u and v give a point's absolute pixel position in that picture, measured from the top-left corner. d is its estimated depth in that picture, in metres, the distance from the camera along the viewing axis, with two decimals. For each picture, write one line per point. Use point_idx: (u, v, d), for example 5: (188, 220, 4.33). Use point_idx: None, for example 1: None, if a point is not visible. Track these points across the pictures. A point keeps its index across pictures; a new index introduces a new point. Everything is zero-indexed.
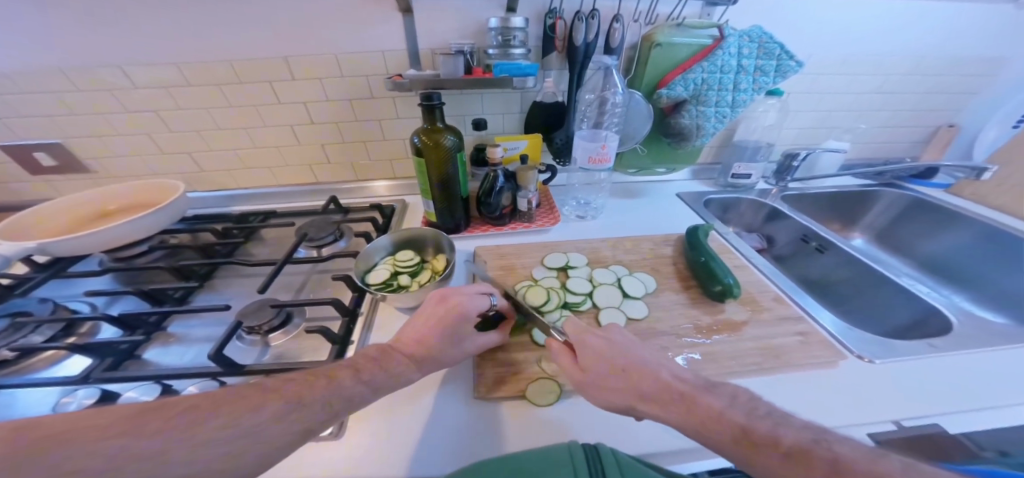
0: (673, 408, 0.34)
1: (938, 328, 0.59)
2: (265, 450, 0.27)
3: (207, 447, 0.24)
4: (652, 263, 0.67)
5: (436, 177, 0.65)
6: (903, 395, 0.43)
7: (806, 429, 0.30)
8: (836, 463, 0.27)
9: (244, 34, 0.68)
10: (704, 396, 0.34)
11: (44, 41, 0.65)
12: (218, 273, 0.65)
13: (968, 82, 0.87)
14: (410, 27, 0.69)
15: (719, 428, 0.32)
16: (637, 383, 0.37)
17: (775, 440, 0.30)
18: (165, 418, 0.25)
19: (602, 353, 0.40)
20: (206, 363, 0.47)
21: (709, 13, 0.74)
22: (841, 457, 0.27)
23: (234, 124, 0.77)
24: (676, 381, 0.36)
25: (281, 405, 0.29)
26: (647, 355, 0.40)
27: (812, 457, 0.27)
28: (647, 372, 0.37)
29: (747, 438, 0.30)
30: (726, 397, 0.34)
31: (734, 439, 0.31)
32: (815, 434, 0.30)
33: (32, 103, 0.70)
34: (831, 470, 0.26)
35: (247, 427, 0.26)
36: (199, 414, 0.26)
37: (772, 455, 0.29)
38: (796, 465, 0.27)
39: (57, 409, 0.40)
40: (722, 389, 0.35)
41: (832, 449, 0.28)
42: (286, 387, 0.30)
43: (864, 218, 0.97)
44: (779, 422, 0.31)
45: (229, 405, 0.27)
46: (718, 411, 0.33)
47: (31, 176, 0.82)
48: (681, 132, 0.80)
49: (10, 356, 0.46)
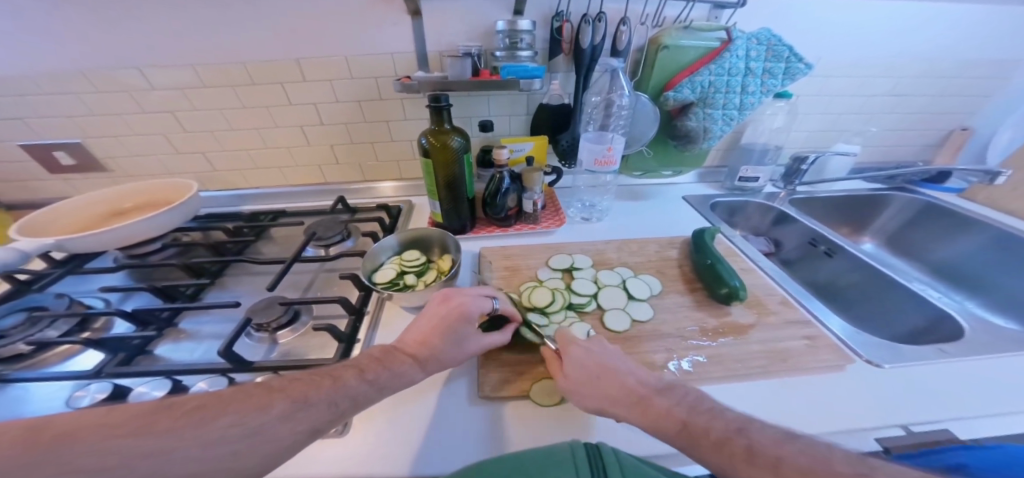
0: (632, 409, 0.36)
1: (949, 334, 0.58)
2: (272, 449, 0.27)
3: (215, 445, 0.25)
4: (658, 265, 0.67)
5: (443, 178, 0.66)
6: (912, 401, 0.42)
7: (736, 418, 0.33)
8: (750, 447, 0.30)
9: (256, 35, 0.69)
10: (656, 397, 0.36)
11: (66, 43, 0.67)
12: (229, 271, 0.66)
13: (981, 84, 0.86)
14: (418, 30, 0.70)
15: (666, 425, 0.34)
16: (604, 387, 0.38)
17: (707, 430, 0.32)
18: (175, 416, 0.25)
19: (577, 359, 0.42)
20: (215, 359, 0.48)
21: (716, 15, 0.74)
22: (755, 444, 0.30)
23: (245, 125, 0.79)
24: (637, 384, 0.38)
25: (287, 404, 0.29)
26: (618, 362, 0.41)
27: (733, 445, 0.30)
28: (613, 376, 0.39)
29: (687, 431, 0.33)
30: (677, 396, 0.36)
31: (677, 433, 0.33)
32: (741, 423, 0.32)
33: (52, 104, 0.72)
34: (746, 455, 0.29)
35: (254, 427, 0.27)
36: (208, 412, 0.26)
37: (706, 444, 0.32)
38: (723, 452, 0.30)
39: (69, 402, 0.41)
40: (674, 389, 0.37)
41: (749, 438, 0.30)
42: (292, 387, 0.31)
43: (875, 221, 0.95)
44: (714, 415, 0.34)
45: (237, 403, 0.28)
46: (669, 409, 0.35)
47: (50, 175, 0.84)
48: (688, 134, 0.79)
49: (27, 350, 0.47)
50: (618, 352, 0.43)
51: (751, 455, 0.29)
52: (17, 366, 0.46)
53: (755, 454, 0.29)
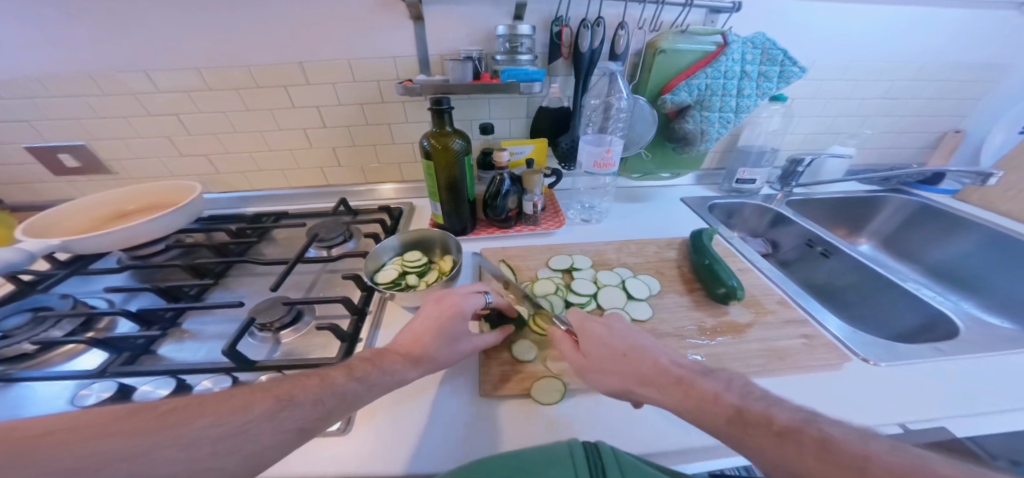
0: (669, 390, 0.35)
1: (944, 333, 0.58)
2: (255, 449, 0.27)
3: (192, 446, 0.25)
4: (657, 265, 0.67)
5: (444, 179, 0.66)
6: (907, 397, 0.43)
7: (800, 410, 0.31)
8: (825, 442, 0.27)
9: (258, 38, 0.70)
10: (699, 379, 0.35)
11: (72, 46, 0.68)
12: (232, 272, 0.66)
13: (973, 88, 0.87)
14: (421, 35, 0.72)
15: (713, 410, 0.32)
16: (633, 366, 0.38)
17: (768, 419, 0.30)
18: (151, 417, 0.26)
19: (603, 339, 0.42)
20: (219, 358, 0.48)
21: (712, 20, 0.76)
22: (828, 437, 0.27)
23: (248, 128, 0.80)
24: (674, 365, 0.37)
25: (271, 403, 0.30)
26: (651, 345, 0.41)
27: (801, 437, 0.28)
28: (646, 355, 0.39)
29: (741, 419, 0.31)
30: (722, 381, 0.35)
31: (728, 421, 0.31)
32: (808, 415, 0.30)
33: (59, 107, 0.73)
34: (818, 451, 0.27)
35: (236, 426, 0.27)
36: (186, 414, 0.26)
37: (764, 436, 0.29)
38: (785, 443, 0.28)
39: (75, 401, 0.42)
40: (719, 374, 0.36)
41: (824, 430, 0.28)
42: (276, 387, 0.31)
43: (871, 222, 0.96)
44: (773, 404, 0.32)
45: (217, 404, 0.28)
46: (715, 394, 0.33)
47: (55, 177, 0.85)
48: (685, 136, 0.80)
49: (32, 350, 0.48)
50: (644, 332, 0.43)
51: (824, 450, 0.26)
52: (21, 366, 0.46)
53: (830, 450, 0.26)
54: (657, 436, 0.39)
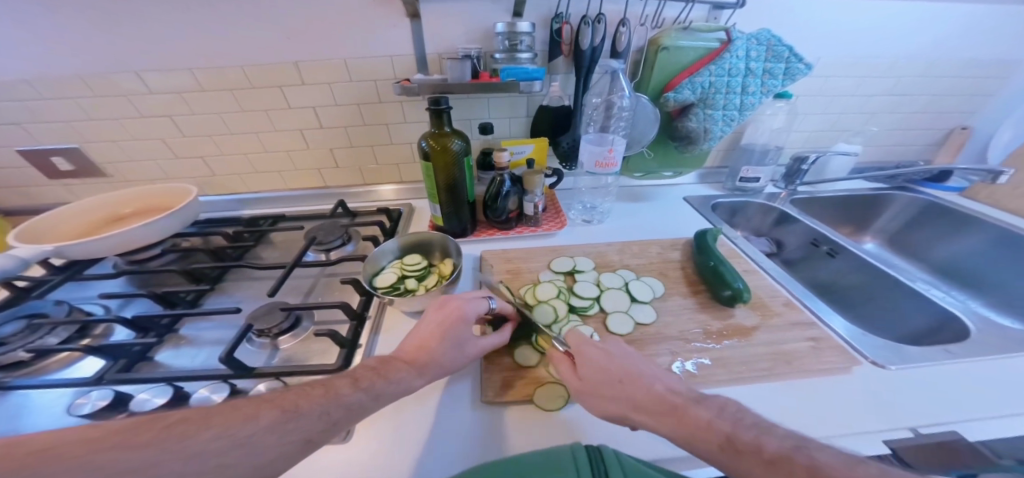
0: (665, 418, 0.35)
1: (953, 335, 0.57)
2: (258, 462, 0.27)
3: (197, 458, 0.24)
4: (660, 267, 0.66)
5: (443, 180, 0.65)
6: (918, 403, 0.42)
7: (792, 437, 0.31)
8: (812, 469, 0.27)
9: (253, 38, 0.68)
10: (692, 407, 0.35)
11: (62, 47, 0.67)
12: (229, 277, 0.65)
13: (981, 83, 0.86)
14: (418, 33, 0.70)
15: (706, 438, 0.32)
16: (629, 392, 0.37)
17: (757, 447, 0.30)
18: (156, 430, 0.25)
19: (601, 363, 0.41)
20: (216, 365, 0.48)
21: (715, 16, 0.74)
22: (819, 465, 0.27)
23: (245, 129, 0.78)
24: (669, 393, 0.37)
25: (276, 414, 0.29)
26: (645, 367, 0.40)
27: (788, 463, 0.28)
28: (641, 381, 0.38)
29: (732, 446, 0.31)
30: (714, 408, 0.34)
31: (720, 448, 0.31)
32: (796, 441, 0.30)
33: (53, 110, 0.72)
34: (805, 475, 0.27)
35: (240, 438, 0.26)
36: (190, 426, 0.26)
37: (754, 462, 0.29)
38: (773, 471, 0.28)
39: (72, 410, 0.40)
40: (712, 401, 0.35)
41: (811, 457, 0.28)
42: (282, 397, 0.30)
43: (875, 221, 0.95)
44: (762, 431, 0.31)
45: (222, 416, 0.27)
46: (707, 421, 0.33)
47: (50, 181, 0.84)
48: (688, 135, 0.79)
49: (28, 357, 0.47)
50: (639, 356, 0.43)
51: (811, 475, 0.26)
52: (17, 374, 0.46)
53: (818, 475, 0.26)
54: (662, 442, 0.39)
